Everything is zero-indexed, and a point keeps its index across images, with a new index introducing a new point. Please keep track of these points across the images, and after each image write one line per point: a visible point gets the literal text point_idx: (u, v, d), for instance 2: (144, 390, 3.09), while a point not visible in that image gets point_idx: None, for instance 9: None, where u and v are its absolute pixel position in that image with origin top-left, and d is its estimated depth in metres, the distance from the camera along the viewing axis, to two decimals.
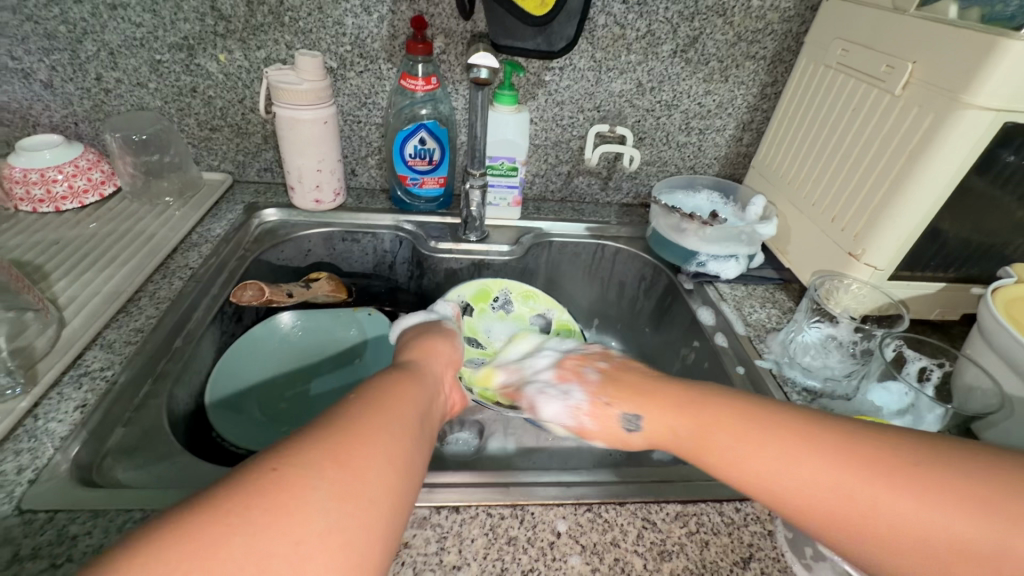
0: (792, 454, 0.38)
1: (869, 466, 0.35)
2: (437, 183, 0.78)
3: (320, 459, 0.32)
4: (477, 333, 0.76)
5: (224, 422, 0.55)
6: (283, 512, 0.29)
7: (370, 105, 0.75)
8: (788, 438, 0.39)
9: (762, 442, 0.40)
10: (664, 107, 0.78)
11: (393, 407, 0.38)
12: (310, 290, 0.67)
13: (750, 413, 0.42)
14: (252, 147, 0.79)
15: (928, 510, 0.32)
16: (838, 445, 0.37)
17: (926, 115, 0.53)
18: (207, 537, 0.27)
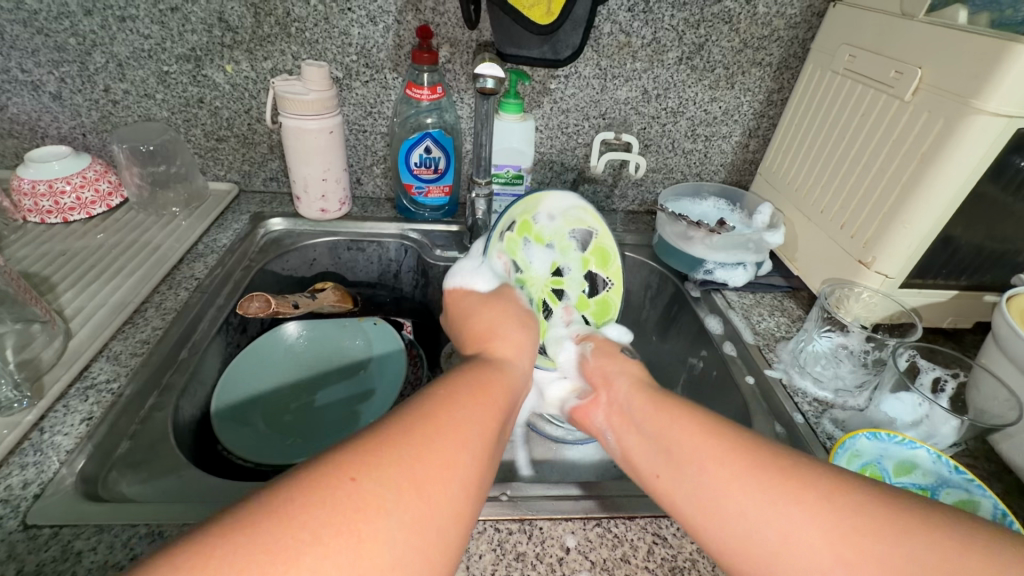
0: (750, 481, 0.36)
1: (833, 496, 0.33)
2: (442, 192, 0.78)
3: (397, 480, 0.30)
4: (517, 255, 0.62)
5: (231, 434, 0.55)
6: (358, 535, 0.28)
7: (375, 114, 0.75)
8: (748, 462, 0.37)
9: (726, 469, 0.37)
10: (670, 114, 0.78)
11: (474, 419, 0.36)
12: (316, 300, 0.67)
13: (708, 431, 0.40)
14: (259, 157, 0.79)
15: (909, 546, 0.31)
16: (811, 473, 0.35)
17: (936, 120, 0.52)
18: (281, 550, 0.26)
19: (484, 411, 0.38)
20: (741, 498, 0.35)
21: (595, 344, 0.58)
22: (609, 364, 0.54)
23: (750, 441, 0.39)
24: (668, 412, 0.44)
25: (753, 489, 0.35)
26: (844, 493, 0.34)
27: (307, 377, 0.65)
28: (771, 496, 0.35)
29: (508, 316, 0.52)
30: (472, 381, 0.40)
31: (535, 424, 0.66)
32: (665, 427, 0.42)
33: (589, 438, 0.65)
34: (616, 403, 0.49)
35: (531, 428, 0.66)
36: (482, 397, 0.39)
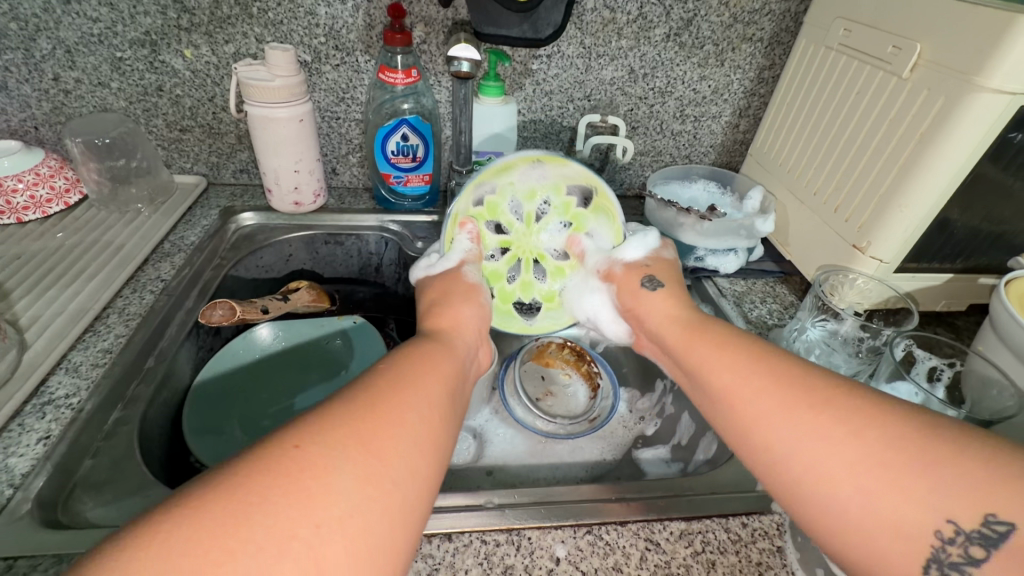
0: (777, 412, 0.37)
1: (851, 431, 0.33)
2: (422, 181, 0.74)
3: (341, 439, 0.29)
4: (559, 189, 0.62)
5: (202, 445, 0.52)
6: (310, 491, 0.27)
7: (348, 100, 0.71)
8: (776, 395, 0.38)
9: (758, 404, 0.38)
10: (658, 94, 0.75)
11: (417, 378, 0.36)
12: (289, 302, 0.62)
13: (747, 355, 0.42)
14: (226, 148, 0.75)
15: (907, 486, 0.31)
16: (837, 405, 0.35)
17: (936, 97, 0.50)
18: (231, 515, 0.25)
19: (431, 384, 0.36)
20: (762, 421, 0.37)
21: (617, 284, 0.59)
22: (640, 298, 0.55)
23: (787, 374, 0.39)
24: (705, 336, 0.46)
25: (781, 422, 0.36)
26: (858, 431, 0.33)
27: (285, 379, 0.61)
28: (795, 424, 0.36)
29: (455, 293, 0.53)
30: (412, 352, 0.40)
31: (524, 420, 0.66)
32: (703, 358, 0.44)
33: (582, 433, 0.65)
34: (654, 338, 0.53)
35: (521, 424, 0.66)
36: (424, 361, 0.39)
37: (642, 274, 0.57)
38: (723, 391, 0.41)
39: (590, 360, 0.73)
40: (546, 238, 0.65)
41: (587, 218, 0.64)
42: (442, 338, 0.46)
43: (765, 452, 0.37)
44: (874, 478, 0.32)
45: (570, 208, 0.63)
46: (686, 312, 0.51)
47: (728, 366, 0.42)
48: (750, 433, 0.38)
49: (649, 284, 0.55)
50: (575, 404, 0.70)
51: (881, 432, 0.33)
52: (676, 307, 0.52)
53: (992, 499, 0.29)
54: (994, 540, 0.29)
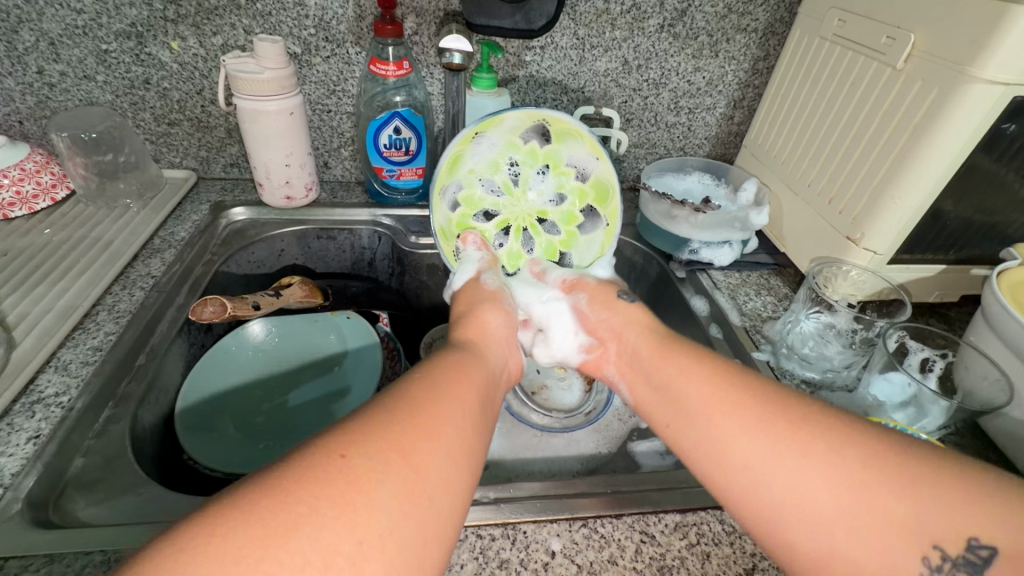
0: (755, 434, 0.36)
1: (831, 449, 0.33)
2: (415, 174, 0.74)
3: (384, 450, 0.29)
4: (511, 143, 0.62)
5: (202, 444, 0.51)
6: (356, 500, 0.27)
7: (339, 92, 0.71)
8: (754, 415, 0.37)
9: (734, 425, 0.37)
10: (652, 86, 0.74)
11: (452, 390, 0.36)
12: (281, 297, 0.62)
13: (720, 377, 0.41)
14: (216, 142, 0.74)
15: (890, 507, 0.31)
16: (816, 424, 0.35)
17: (930, 89, 0.49)
18: (280, 524, 0.25)
19: (463, 397, 0.36)
20: (739, 442, 0.36)
21: (588, 293, 0.58)
22: (614, 314, 0.54)
23: (767, 396, 0.38)
24: (675, 355, 0.46)
25: (759, 444, 0.35)
26: (839, 451, 0.33)
27: (278, 376, 0.61)
28: (773, 447, 0.35)
29: (480, 302, 0.53)
30: (447, 363, 0.40)
31: (520, 413, 0.67)
32: (678, 381, 0.43)
33: (577, 426, 0.67)
34: (622, 355, 0.51)
35: (517, 417, 0.67)
36: (459, 371, 0.39)
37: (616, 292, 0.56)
38: (697, 411, 0.40)
39: None
40: (534, 195, 0.65)
41: (558, 150, 0.63)
42: (472, 347, 0.45)
43: (742, 477, 0.36)
44: (858, 501, 0.31)
45: (537, 153, 0.63)
46: (659, 330, 0.50)
47: (700, 386, 0.41)
48: (726, 455, 0.37)
49: (627, 297, 0.55)
50: (569, 397, 0.72)
51: (865, 452, 0.33)
52: (648, 323, 0.51)
53: (974, 521, 0.29)
54: (980, 567, 0.29)
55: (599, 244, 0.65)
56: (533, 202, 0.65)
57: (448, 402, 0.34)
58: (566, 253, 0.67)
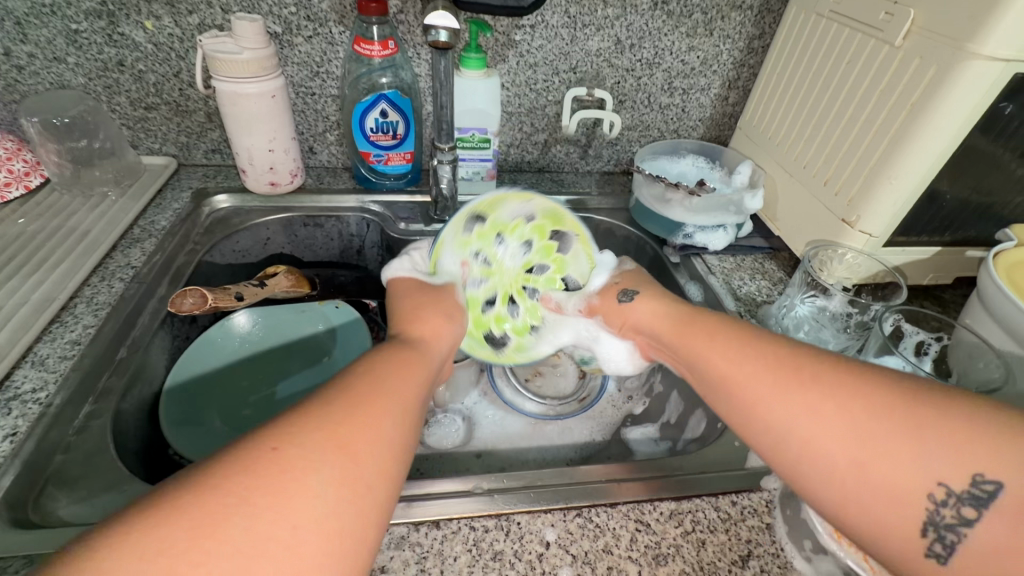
0: (770, 391, 0.36)
1: (838, 402, 0.33)
2: (403, 159, 0.72)
3: (321, 437, 0.28)
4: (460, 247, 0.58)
5: (178, 436, 0.50)
6: (290, 487, 0.26)
7: (323, 74, 0.68)
8: (765, 372, 0.37)
9: (752, 385, 0.37)
10: (645, 66, 0.72)
11: (393, 378, 0.35)
12: (265, 288, 0.60)
13: (736, 338, 0.41)
14: (196, 127, 0.71)
15: (897, 453, 0.31)
16: (824, 378, 0.35)
17: (928, 66, 0.48)
18: (206, 517, 0.24)
19: (406, 385, 0.35)
20: (753, 397, 0.37)
21: (600, 313, 0.56)
22: (624, 312, 0.53)
23: (782, 355, 0.38)
24: (694, 323, 0.46)
25: (775, 402, 0.36)
26: (851, 403, 0.33)
27: (266, 366, 0.59)
28: (785, 401, 0.35)
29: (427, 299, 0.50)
30: (386, 354, 0.38)
31: (513, 402, 0.68)
32: (696, 347, 0.43)
33: (569, 413, 0.68)
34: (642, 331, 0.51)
35: (509, 406, 0.67)
36: (401, 361, 0.38)
37: (618, 290, 0.55)
38: (713, 372, 0.41)
39: None
40: (508, 256, 0.60)
41: (496, 217, 0.59)
42: (419, 338, 0.44)
43: (762, 433, 0.36)
44: (868, 450, 0.31)
45: (481, 233, 0.59)
46: (671, 307, 0.50)
47: (716, 349, 0.41)
48: (742, 411, 0.38)
49: (624, 297, 0.54)
50: (563, 383, 0.72)
51: (873, 402, 0.32)
52: (661, 301, 0.51)
53: (977, 458, 0.29)
54: (984, 500, 0.29)
55: (585, 254, 0.60)
56: (512, 262, 0.60)
57: (389, 390, 0.34)
58: (567, 277, 0.60)
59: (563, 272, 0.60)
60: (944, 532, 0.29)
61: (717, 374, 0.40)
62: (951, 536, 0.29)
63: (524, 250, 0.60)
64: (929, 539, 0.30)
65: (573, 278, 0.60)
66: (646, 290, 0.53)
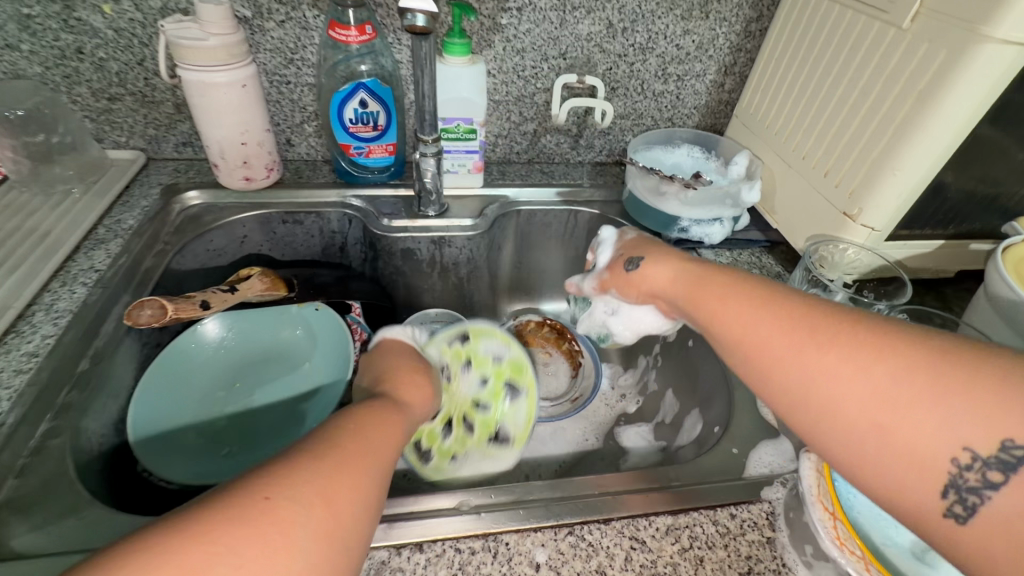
0: (784, 349, 0.34)
1: (856, 362, 0.31)
2: (385, 151, 0.68)
3: (309, 491, 0.27)
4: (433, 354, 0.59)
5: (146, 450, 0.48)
6: (273, 545, 0.25)
7: (297, 61, 0.64)
8: (779, 328, 0.35)
9: (769, 343, 0.35)
10: (638, 51, 0.69)
11: (379, 429, 0.35)
12: (237, 292, 0.54)
13: (750, 294, 0.38)
14: (165, 118, 0.67)
15: (918, 416, 0.28)
16: (842, 335, 0.32)
17: (937, 51, 0.45)
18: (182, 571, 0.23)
19: (389, 439, 0.35)
20: (765, 355, 0.35)
21: (614, 287, 0.53)
22: (637, 281, 0.50)
23: (800, 313, 0.35)
24: (707, 279, 0.42)
25: (788, 362, 0.33)
26: (874, 363, 0.30)
27: (241, 373, 0.57)
28: (799, 359, 0.33)
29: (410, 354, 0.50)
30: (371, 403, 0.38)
31: None
32: (707, 305, 0.40)
33: (563, 412, 0.69)
34: (653, 293, 0.48)
35: None
36: (384, 412, 0.37)
37: (624, 259, 0.52)
38: (724, 329, 0.38)
39: (570, 338, 0.77)
40: (464, 383, 0.60)
41: (475, 345, 0.62)
42: (401, 387, 0.44)
43: (776, 391, 0.34)
44: (887, 413, 0.29)
45: (456, 350, 0.61)
46: (685, 269, 0.46)
47: (728, 305, 0.39)
48: (755, 369, 0.35)
49: (632, 267, 0.50)
50: (557, 382, 0.74)
51: (899, 363, 0.29)
52: (674, 263, 0.47)
53: (1010, 423, 0.27)
54: (1013, 465, 0.27)
55: (527, 412, 0.59)
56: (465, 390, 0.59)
57: (376, 444, 0.33)
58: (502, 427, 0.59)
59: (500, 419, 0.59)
60: (966, 495, 0.27)
61: (729, 332, 0.38)
62: (974, 499, 0.27)
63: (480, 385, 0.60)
64: (948, 501, 0.28)
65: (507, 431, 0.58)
66: (657, 254, 0.49)
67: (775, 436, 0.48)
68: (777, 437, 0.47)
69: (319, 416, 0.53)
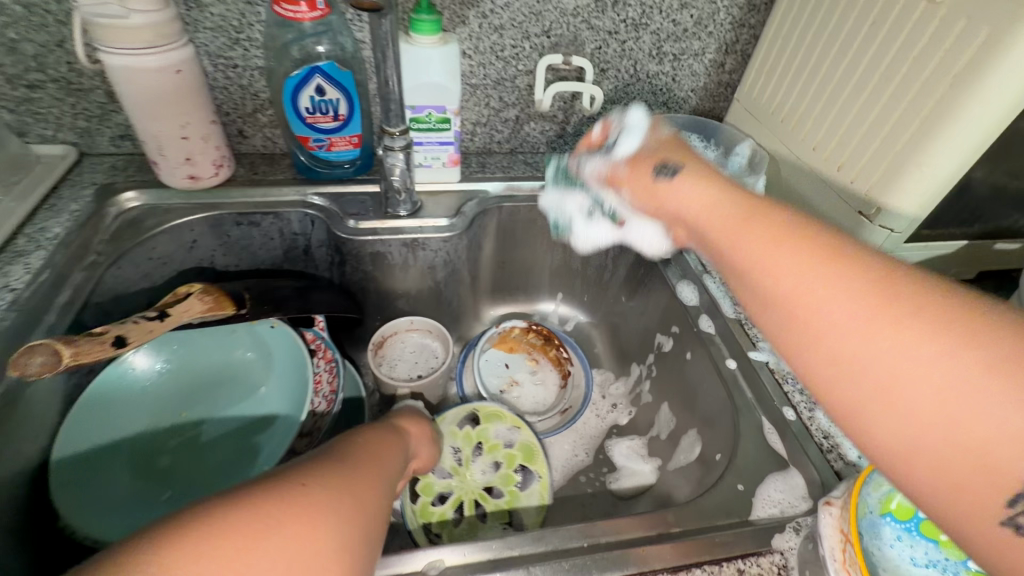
0: (833, 302, 0.26)
1: (929, 333, 0.23)
2: (349, 144, 0.61)
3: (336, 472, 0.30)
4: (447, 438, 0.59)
5: (67, 490, 0.42)
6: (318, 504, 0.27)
7: (244, 42, 0.57)
8: (830, 276, 0.27)
9: (820, 298, 0.27)
10: (631, 27, 0.62)
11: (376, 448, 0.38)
12: (167, 320, 0.46)
13: (795, 231, 0.30)
14: (96, 108, 0.59)
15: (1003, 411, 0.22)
16: (911, 299, 0.25)
17: (979, 29, 0.39)
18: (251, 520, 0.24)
19: (389, 459, 0.38)
20: (805, 304, 0.27)
21: (626, 186, 0.45)
22: (662, 194, 0.40)
23: (858, 262, 0.27)
24: (743, 208, 0.34)
25: (836, 318, 0.26)
26: (954, 342, 0.23)
27: (183, 401, 0.50)
28: (851, 316, 0.25)
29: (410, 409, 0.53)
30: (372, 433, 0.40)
31: None
32: (737, 239, 0.32)
33: (553, 429, 0.65)
34: (675, 215, 0.39)
35: None
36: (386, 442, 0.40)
37: (654, 163, 0.42)
38: (751, 269, 0.30)
39: (557, 344, 0.71)
40: (479, 469, 0.58)
41: (488, 429, 0.60)
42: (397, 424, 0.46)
43: (811, 350, 0.27)
44: (962, 402, 0.22)
45: (469, 433, 0.60)
46: (721, 192, 0.37)
47: (765, 239, 0.30)
48: (789, 317, 0.28)
49: (664, 175, 0.40)
50: (545, 393, 0.68)
51: (990, 347, 0.22)
52: (708, 183, 0.38)
53: None
54: None
55: (539, 499, 0.56)
56: (477, 477, 0.57)
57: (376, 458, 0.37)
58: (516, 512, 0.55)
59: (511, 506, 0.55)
60: None
61: (759, 274, 0.30)
62: None
63: (495, 467, 0.58)
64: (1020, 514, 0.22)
65: (520, 520, 0.55)
66: (693, 170, 0.39)
67: (783, 468, 0.43)
68: (786, 470, 0.43)
69: (272, 459, 0.47)
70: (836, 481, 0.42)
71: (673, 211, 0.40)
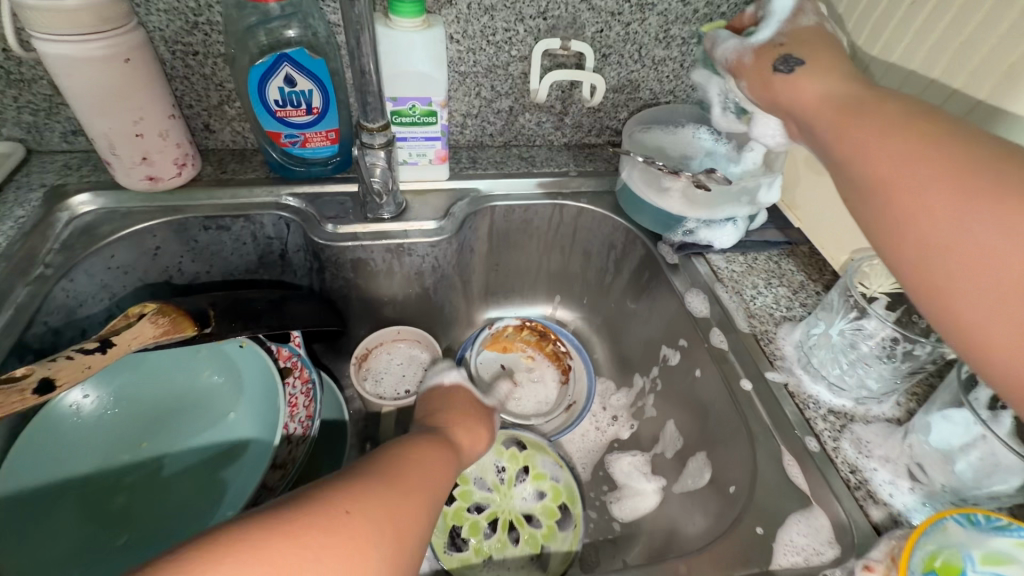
0: (937, 187, 0.26)
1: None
2: (325, 140, 0.55)
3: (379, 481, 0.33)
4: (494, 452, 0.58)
5: (7, 542, 0.40)
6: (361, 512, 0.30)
7: (203, 26, 0.50)
8: (940, 164, 0.27)
9: (917, 184, 0.27)
10: (636, 8, 0.56)
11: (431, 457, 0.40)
12: (111, 352, 0.42)
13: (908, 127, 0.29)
14: (42, 101, 0.53)
15: None
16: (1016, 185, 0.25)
17: None
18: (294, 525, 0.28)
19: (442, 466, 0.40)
20: (906, 191, 0.27)
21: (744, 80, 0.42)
22: (780, 85, 0.38)
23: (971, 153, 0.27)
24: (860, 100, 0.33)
25: (937, 201, 0.26)
26: None
27: (146, 428, 0.47)
28: (952, 200, 0.26)
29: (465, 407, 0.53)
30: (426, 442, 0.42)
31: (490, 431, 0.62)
32: (848, 132, 0.32)
33: (560, 430, 0.61)
34: (788, 111, 0.37)
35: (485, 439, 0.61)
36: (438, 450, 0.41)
37: (778, 53, 0.39)
38: (855, 162, 0.30)
39: (554, 339, 0.66)
40: (518, 493, 0.56)
41: (537, 454, 0.58)
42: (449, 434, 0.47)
43: (909, 233, 0.27)
44: None
45: (517, 454, 0.58)
46: (847, 86, 0.34)
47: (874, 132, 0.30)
48: (889, 205, 0.28)
49: (784, 68, 0.38)
50: (546, 391, 0.65)
51: None
52: (831, 76, 0.35)
53: None
54: None
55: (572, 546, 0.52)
56: (518, 502, 0.56)
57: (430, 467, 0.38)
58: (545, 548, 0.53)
59: (543, 542, 0.53)
60: None
61: (864, 164, 0.30)
62: None
63: (535, 495, 0.56)
64: None
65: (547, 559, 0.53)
66: (818, 66, 0.36)
67: (806, 507, 0.39)
68: (809, 508, 0.39)
69: (237, 500, 0.43)
70: (864, 522, 0.38)
71: (787, 108, 0.37)
